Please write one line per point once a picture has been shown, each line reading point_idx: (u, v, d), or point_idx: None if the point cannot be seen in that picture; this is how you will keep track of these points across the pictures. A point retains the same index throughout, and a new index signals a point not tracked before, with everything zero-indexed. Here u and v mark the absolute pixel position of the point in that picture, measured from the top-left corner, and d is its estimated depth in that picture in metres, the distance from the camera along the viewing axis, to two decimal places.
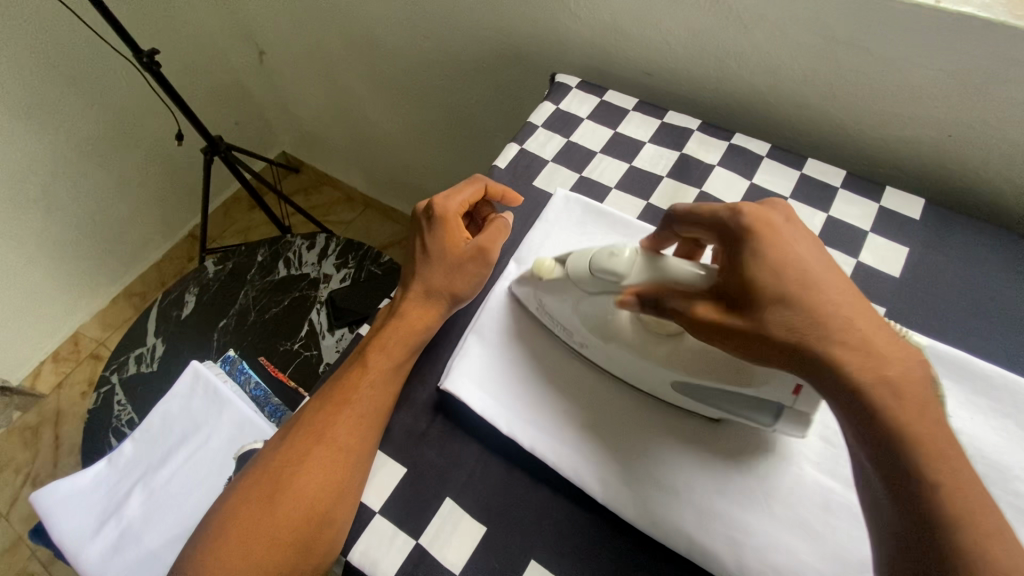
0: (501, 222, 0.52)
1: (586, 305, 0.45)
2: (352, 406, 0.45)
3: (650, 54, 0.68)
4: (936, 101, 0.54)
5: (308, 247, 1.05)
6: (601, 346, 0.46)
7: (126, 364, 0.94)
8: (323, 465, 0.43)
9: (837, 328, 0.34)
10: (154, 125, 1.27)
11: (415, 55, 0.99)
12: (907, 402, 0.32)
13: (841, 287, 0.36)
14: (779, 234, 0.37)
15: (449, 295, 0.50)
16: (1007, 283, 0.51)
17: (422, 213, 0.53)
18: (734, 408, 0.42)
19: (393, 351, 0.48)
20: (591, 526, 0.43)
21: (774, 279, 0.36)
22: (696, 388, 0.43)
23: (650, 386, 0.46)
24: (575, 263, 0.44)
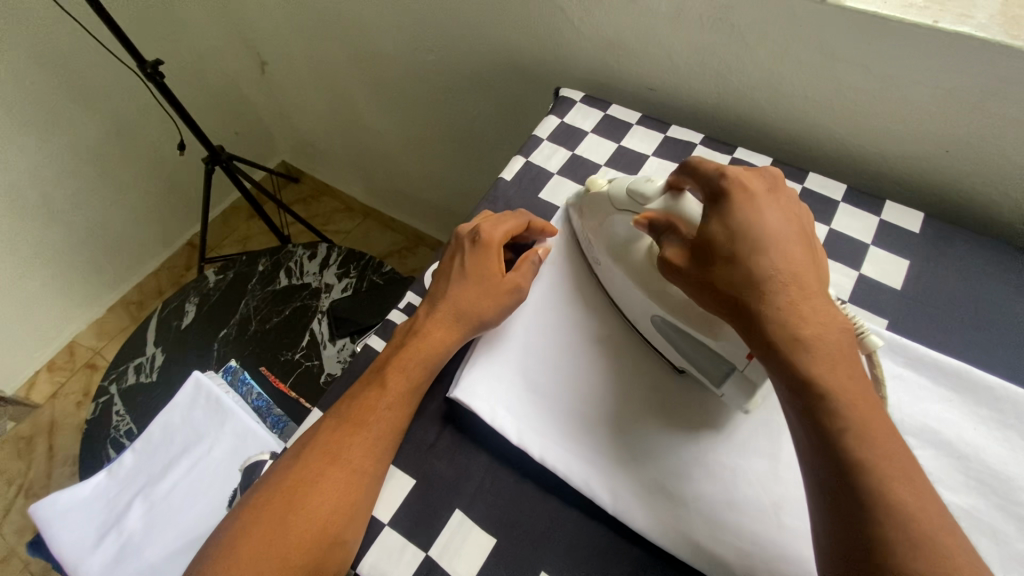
0: (533, 260, 0.53)
1: (612, 223, 0.51)
2: (369, 428, 0.44)
3: (652, 68, 0.69)
4: (933, 118, 0.56)
5: (309, 256, 1.05)
6: (610, 266, 0.51)
7: (125, 374, 0.93)
8: (339, 487, 0.42)
9: (778, 287, 0.38)
10: (154, 134, 1.27)
11: (417, 68, 1.00)
12: (827, 360, 0.36)
13: (792, 257, 0.39)
14: (753, 200, 0.40)
15: (474, 322, 0.49)
16: (1003, 295, 0.52)
17: (465, 236, 0.53)
18: (693, 357, 0.46)
19: (413, 373, 0.47)
20: (600, 536, 0.43)
21: (737, 244, 0.39)
22: (670, 325, 0.47)
23: (635, 313, 0.50)
24: (617, 184, 0.50)
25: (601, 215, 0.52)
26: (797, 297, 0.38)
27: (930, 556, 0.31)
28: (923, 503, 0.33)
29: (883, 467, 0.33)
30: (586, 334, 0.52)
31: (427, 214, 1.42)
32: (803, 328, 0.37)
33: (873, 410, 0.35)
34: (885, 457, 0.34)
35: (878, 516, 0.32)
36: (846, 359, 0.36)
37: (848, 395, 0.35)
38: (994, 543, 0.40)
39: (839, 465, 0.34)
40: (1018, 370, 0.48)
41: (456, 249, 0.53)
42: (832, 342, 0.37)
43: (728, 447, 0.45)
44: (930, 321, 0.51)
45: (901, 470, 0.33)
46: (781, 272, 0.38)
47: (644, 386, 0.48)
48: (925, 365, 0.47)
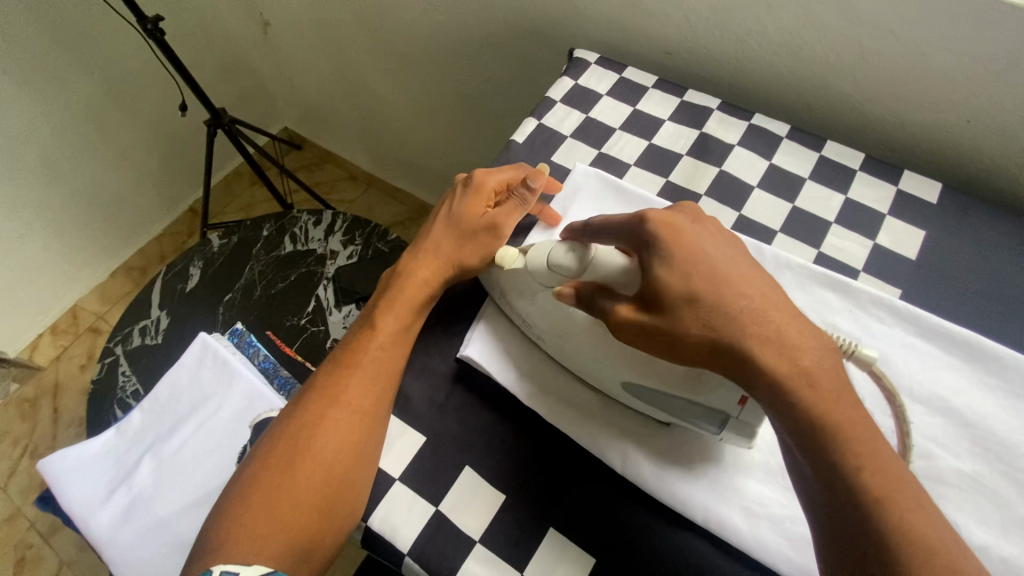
0: (522, 197, 0.52)
1: (541, 300, 0.46)
2: (363, 367, 0.46)
3: (671, 32, 0.68)
4: (956, 86, 0.55)
5: (314, 223, 1.04)
6: (555, 341, 0.46)
7: (131, 336, 0.93)
8: (341, 426, 0.43)
9: (750, 322, 0.35)
10: (156, 96, 1.25)
11: (427, 31, 0.98)
12: (816, 396, 0.33)
13: (749, 289, 0.37)
14: (683, 233, 0.38)
15: (455, 265, 0.50)
16: (1017, 267, 0.52)
17: (460, 181, 0.54)
18: (681, 415, 0.42)
19: (401, 312, 0.48)
20: (609, 495, 0.43)
21: (690, 279, 0.37)
22: (648, 392, 0.42)
23: (604, 382, 0.45)
24: (534, 255, 0.45)
25: (526, 293, 0.47)
26: (768, 334, 0.35)
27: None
28: (936, 529, 0.30)
29: (891, 495, 0.31)
30: None
31: (431, 183, 1.41)
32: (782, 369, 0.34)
33: (866, 441, 0.32)
34: (891, 486, 0.31)
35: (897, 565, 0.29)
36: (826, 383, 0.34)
37: (833, 432, 0.32)
38: (999, 510, 0.41)
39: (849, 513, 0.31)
40: None
41: (450, 195, 0.54)
42: (815, 375, 0.34)
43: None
44: (943, 292, 0.51)
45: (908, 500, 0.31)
46: (744, 307, 0.36)
47: None
48: (935, 335, 0.47)
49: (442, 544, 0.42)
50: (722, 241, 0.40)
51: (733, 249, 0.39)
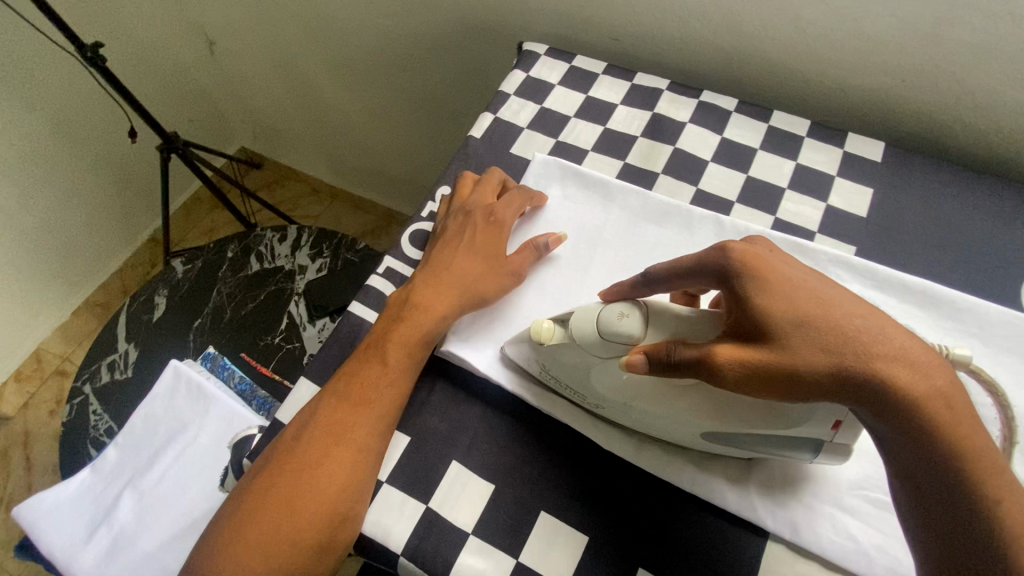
0: (537, 245, 0.52)
1: (599, 371, 0.41)
2: (372, 405, 0.44)
3: (616, 18, 0.69)
4: (889, 48, 0.57)
5: (280, 239, 1.02)
6: (620, 406, 0.42)
7: (99, 373, 0.91)
8: (346, 463, 0.42)
9: (871, 346, 0.31)
10: (103, 125, 1.21)
11: (379, 37, 0.97)
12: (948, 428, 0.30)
13: (863, 309, 0.33)
14: (775, 263, 0.35)
15: (474, 298, 0.49)
16: (959, 215, 0.54)
17: (480, 208, 0.53)
18: (767, 448, 0.40)
19: (411, 345, 0.46)
20: (596, 473, 0.44)
21: (798, 305, 0.33)
22: (727, 435, 0.39)
23: (681, 437, 0.42)
24: (579, 323, 0.40)
25: (580, 367, 0.42)
26: (895, 352, 0.31)
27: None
28: None
29: None
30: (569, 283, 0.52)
31: (396, 191, 1.40)
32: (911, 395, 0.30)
33: (1001, 475, 0.29)
34: None
35: None
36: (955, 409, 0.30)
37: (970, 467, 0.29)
38: None
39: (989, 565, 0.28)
40: (976, 283, 0.51)
41: (463, 223, 0.52)
42: (943, 402, 0.30)
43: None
44: (894, 245, 0.53)
45: None
46: (863, 326, 0.32)
47: None
48: (890, 286, 0.49)
49: (436, 539, 0.42)
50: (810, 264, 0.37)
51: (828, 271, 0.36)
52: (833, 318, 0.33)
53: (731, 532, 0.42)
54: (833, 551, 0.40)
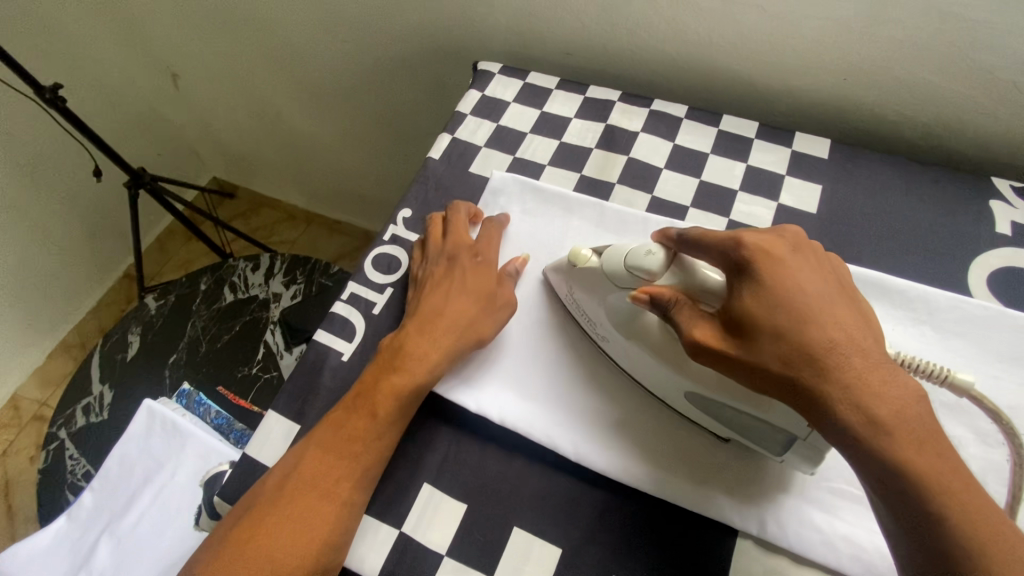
0: (507, 273, 0.52)
1: (614, 304, 0.45)
2: (359, 459, 0.43)
3: (566, 33, 0.71)
4: (826, 49, 0.59)
5: (253, 268, 1.02)
6: (624, 344, 0.46)
7: (74, 417, 0.89)
8: (328, 519, 0.41)
9: (838, 362, 0.35)
10: (69, 165, 1.20)
11: (341, 62, 0.98)
12: (904, 439, 0.33)
13: (844, 325, 0.36)
14: (779, 270, 0.38)
15: (474, 338, 0.48)
16: (905, 205, 0.56)
17: (465, 247, 0.52)
18: (742, 429, 0.42)
19: (403, 398, 0.44)
20: (566, 486, 0.44)
21: (780, 317, 0.36)
22: (706, 401, 0.42)
23: (664, 391, 0.45)
24: (609, 258, 0.45)
25: (600, 299, 0.47)
26: (859, 364, 0.35)
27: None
28: None
29: (990, 549, 0.31)
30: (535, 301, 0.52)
31: (371, 212, 1.40)
32: (876, 408, 0.33)
33: (965, 488, 0.32)
34: (989, 540, 0.31)
35: None
36: (921, 422, 0.33)
37: (937, 479, 0.32)
38: None
39: (937, 562, 0.31)
40: (924, 271, 0.52)
41: (452, 263, 0.51)
42: (909, 419, 0.33)
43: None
44: (845, 239, 0.55)
45: (1006, 554, 0.30)
46: (837, 339, 0.35)
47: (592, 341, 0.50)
48: None
49: (410, 564, 0.42)
50: (818, 270, 0.39)
51: (831, 280, 0.39)
52: (812, 334, 0.36)
53: (702, 535, 0.42)
54: (799, 543, 0.40)
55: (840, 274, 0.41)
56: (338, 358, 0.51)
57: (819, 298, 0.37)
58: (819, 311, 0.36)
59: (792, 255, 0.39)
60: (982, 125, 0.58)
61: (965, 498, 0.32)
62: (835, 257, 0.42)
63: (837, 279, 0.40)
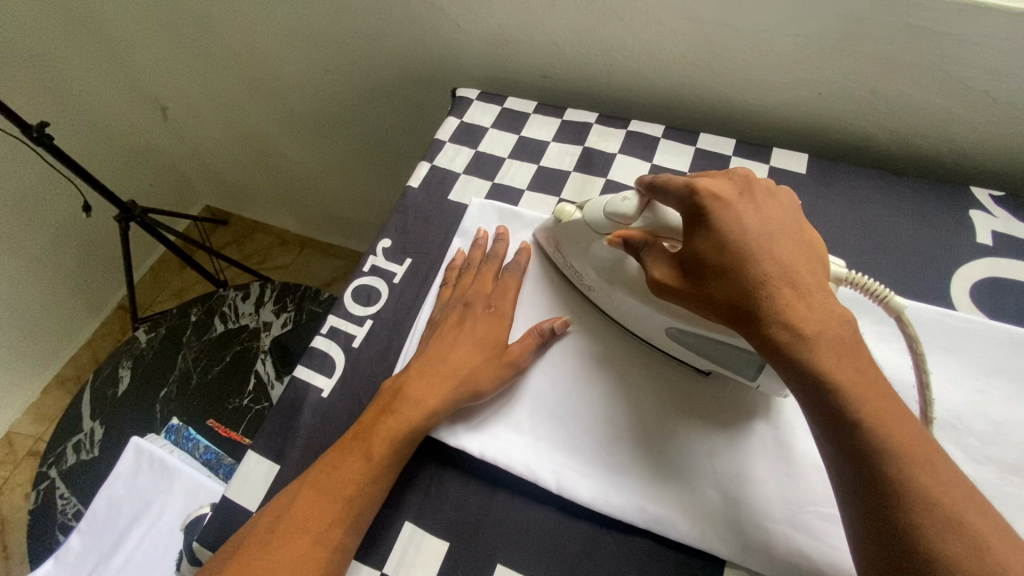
0: (541, 332, 0.50)
1: (597, 250, 0.48)
2: (350, 503, 0.42)
3: (543, 57, 0.71)
4: (798, 66, 0.59)
5: (243, 297, 1.02)
6: (607, 289, 0.49)
7: (65, 454, 0.89)
8: (315, 566, 0.39)
9: (771, 290, 0.37)
10: (59, 200, 1.20)
11: (325, 90, 0.99)
12: (829, 361, 0.35)
13: (782, 255, 0.38)
14: (730, 207, 0.39)
15: (469, 391, 0.46)
16: (884, 218, 0.56)
17: (481, 298, 0.52)
18: (719, 357, 0.44)
19: (400, 444, 0.44)
20: (549, 519, 0.43)
21: (723, 251, 0.38)
22: (685, 334, 0.45)
23: (647, 330, 0.48)
24: (591, 209, 0.48)
25: (584, 244, 0.49)
26: (792, 289, 0.37)
27: (966, 544, 0.29)
28: (948, 483, 0.31)
29: (907, 452, 0.32)
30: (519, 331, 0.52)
31: (361, 234, 1.41)
32: (803, 327, 0.35)
33: (885, 398, 0.34)
34: (907, 443, 0.32)
35: (905, 512, 0.30)
36: (848, 350, 0.35)
37: (857, 389, 0.34)
38: None
39: (860, 468, 0.33)
40: (906, 285, 0.52)
41: (463, 312, 0.51)
42: (834, 336, 0.35)
43: (673, 407, 0.46)
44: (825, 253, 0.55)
45: (922, 456, 0.32)
46: (771, 267, 0.37)
47: (576, 370, 0.49)
48: None
49: None
50: (769, 208, 0.40)
51: (780, 214, 0.40)
52: (750, 265, 0.38)
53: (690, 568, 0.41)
54: None
55: (797, 215, 0.41)
56: (318, 395, 0.50)
57: (763, 233, 0.39)
58: (760, 243, 0.38)
59: (743, 196, 0.40)
60: (959, 134, 0.58)
61: (885, 407, 0.33)
62: (790, 189, 0.43)
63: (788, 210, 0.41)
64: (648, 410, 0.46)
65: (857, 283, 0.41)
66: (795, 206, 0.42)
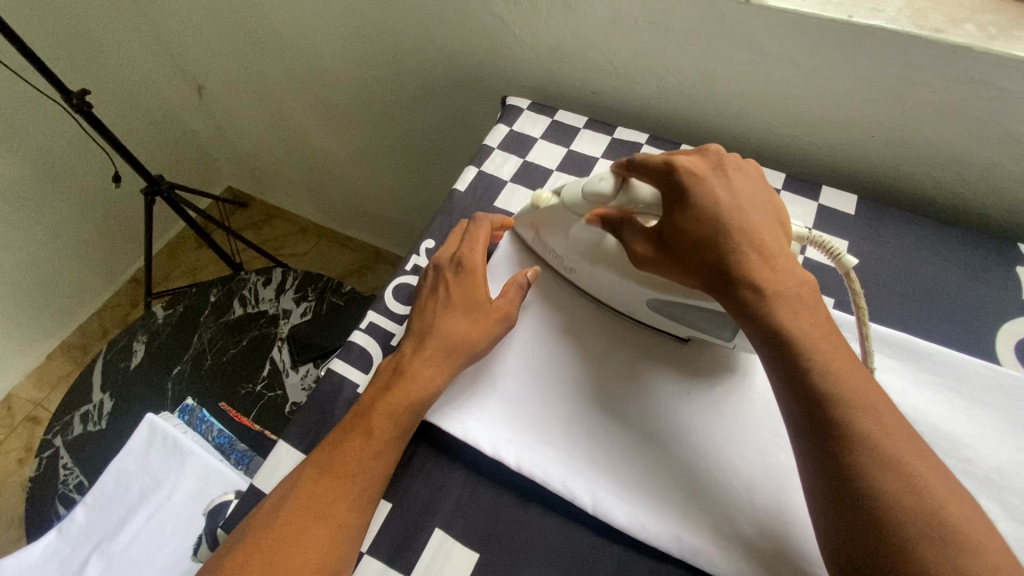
0: (520, 284, 0.52)
1: (576, 231, 0.50)
2: (354, 480, 0.42)
3: (596, 75, 0.72)
4: (857, 108, 0.59)
5: (264, 282, 1.01)
6: (588, 268, 0.51)
7: (71, 424, 0.88)
8: (323, 543, 0.39)
9: (740, 255, 0.41)
10: (88, 169, 1.20)
11: (368, 85, 0.99)
12: (786, 314, 0.39)
13: (751, 222, 0.42)
14: (705, 182, 0.43)
15: (466, 353, 0.48)
16: (932, 267, 0.56)
17: (446, 264, 0.51)
18: (697, 323, 0.48)
19: (400, 417, 0.44)
20: (582, 539, 0.43)
21: (701, 219, 0.42)
22: (666, 305, 0.48)
23: (629, 305, 0.51)
24: (569, 192, 0.50)
25: (562, 226, 0.51)
26: (759, 254, 0.41)
27: (896, 475, 0.33)
28: (887, 424, 0.35)
29: (853, 398, 0.36)
30: (559, 343, 0.52)
31: (382, 230, 1.40)
32: (765, 286, 0.40)
33: (836, 351, 0.38)
34: (855, 392, 0.36)
35: (850, 449, 0.35)
36: (806, 308, 0.39)
37: (811, 343, 0.38)
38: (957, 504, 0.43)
39: (814, 414, 0.36)
40: (951, 335, 0.52)
41: (436, 279, 0.51)
42: (790, 297, 0.40)
43: (710, 442, 0.45)
44: (869, 297, 0.54)
45: (868, 402, 0.36)
46: (742, 234, 0.41)
47: (616, 390, 0.49)
48: None
49: None
50: (739, 179, 0.44)
51: (749, 184, 0.44)
52: (722, 233, 0.41)
53: None
54: None
55: (763, 186, 0.45)
56: (353, 390, 0.50)
57: (733, 204, 0.42)
58: (731, 213, 0.42)
59: (716, 171, 0.44)
60: (1010, 190, 0.58)
61: (837, 359, 0.38)
62: (755, 163, 0.47)
63: (757, 177, 0.45)
64: (685, 440, 0.46)
65: (816, 241, 0.45)
66: (762, 178, 0.46)
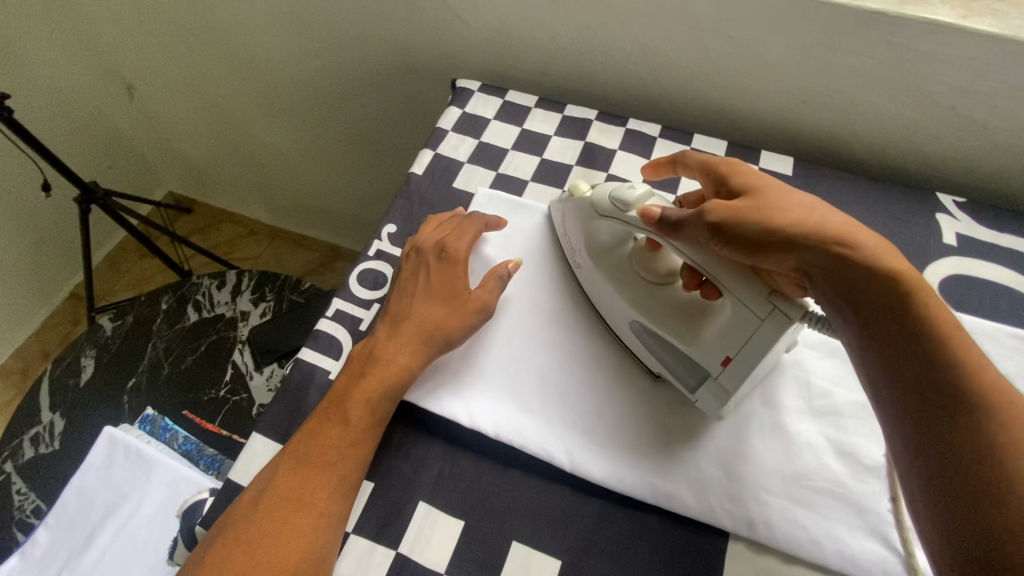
0: (499, 275, 0.52)
1: (597, 227, 0.51)
2: (331, 470, 0.42)
3: (543, 54, 0.73)
4: (787, 75, 0.63)
5: (218, 285, 0.98)
6: (592, 269, 0.51)
7: (21, 448, 0.83)
8: (306, 533, 0.39)
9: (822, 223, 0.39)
10: (13, 180, 1.12)
11: (311, 76, 0.97)
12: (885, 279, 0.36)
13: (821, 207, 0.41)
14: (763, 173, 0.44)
15: (442, 341, 0.48)
16: (863, 218, 0.60)
17: (429, 249, 0.51)
18: (670, 364, 0.47)
19: (375, 405, 0.44)
20: (562, 496, 0.44)
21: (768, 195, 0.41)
22: (646, 330, 0.47)
23: (613, 317, 0.50)
24: (599, 191, 0.50)
25: (587, 216, 0.52)
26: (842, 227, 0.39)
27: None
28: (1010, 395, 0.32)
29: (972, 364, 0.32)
30: (527, 314, 0.53)
31: (337, 226, 1.38)
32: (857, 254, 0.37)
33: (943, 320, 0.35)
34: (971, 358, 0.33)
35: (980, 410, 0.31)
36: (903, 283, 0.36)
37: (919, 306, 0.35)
38: None
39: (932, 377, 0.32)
40: None
41: (416, 263, 0.51)
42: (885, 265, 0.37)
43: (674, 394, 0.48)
44: None
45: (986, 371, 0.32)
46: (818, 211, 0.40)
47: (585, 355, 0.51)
48: None
49: None
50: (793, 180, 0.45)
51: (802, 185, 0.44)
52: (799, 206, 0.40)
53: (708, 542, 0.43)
54: (791, 544, 0.41)
55: None
56: (326, 377, 0.50)
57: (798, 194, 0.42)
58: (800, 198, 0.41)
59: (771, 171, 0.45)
60: (926, 145, 0.64)
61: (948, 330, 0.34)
62: None
63: None
64: (650, 395, 0.48)
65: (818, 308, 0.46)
66: None
